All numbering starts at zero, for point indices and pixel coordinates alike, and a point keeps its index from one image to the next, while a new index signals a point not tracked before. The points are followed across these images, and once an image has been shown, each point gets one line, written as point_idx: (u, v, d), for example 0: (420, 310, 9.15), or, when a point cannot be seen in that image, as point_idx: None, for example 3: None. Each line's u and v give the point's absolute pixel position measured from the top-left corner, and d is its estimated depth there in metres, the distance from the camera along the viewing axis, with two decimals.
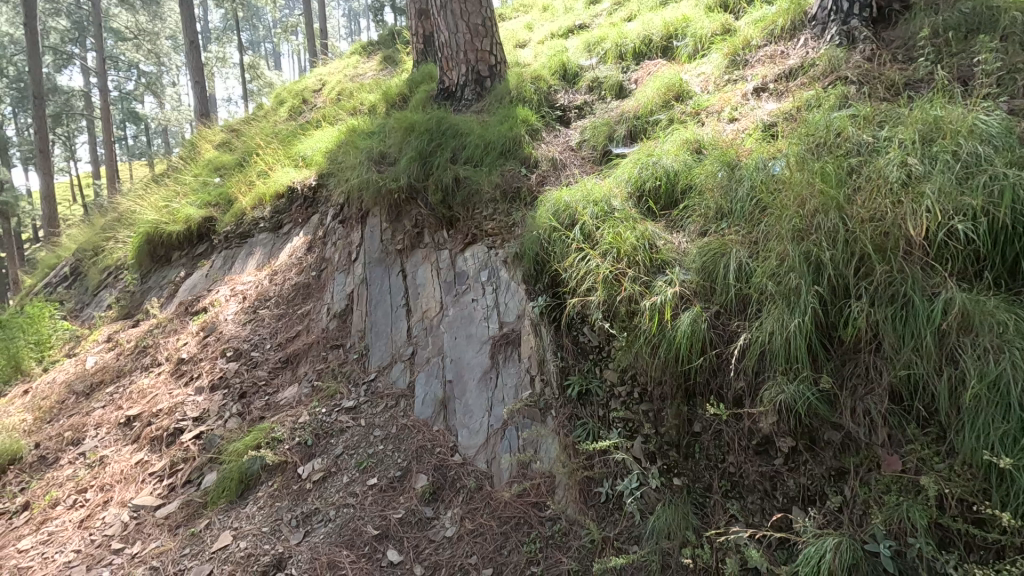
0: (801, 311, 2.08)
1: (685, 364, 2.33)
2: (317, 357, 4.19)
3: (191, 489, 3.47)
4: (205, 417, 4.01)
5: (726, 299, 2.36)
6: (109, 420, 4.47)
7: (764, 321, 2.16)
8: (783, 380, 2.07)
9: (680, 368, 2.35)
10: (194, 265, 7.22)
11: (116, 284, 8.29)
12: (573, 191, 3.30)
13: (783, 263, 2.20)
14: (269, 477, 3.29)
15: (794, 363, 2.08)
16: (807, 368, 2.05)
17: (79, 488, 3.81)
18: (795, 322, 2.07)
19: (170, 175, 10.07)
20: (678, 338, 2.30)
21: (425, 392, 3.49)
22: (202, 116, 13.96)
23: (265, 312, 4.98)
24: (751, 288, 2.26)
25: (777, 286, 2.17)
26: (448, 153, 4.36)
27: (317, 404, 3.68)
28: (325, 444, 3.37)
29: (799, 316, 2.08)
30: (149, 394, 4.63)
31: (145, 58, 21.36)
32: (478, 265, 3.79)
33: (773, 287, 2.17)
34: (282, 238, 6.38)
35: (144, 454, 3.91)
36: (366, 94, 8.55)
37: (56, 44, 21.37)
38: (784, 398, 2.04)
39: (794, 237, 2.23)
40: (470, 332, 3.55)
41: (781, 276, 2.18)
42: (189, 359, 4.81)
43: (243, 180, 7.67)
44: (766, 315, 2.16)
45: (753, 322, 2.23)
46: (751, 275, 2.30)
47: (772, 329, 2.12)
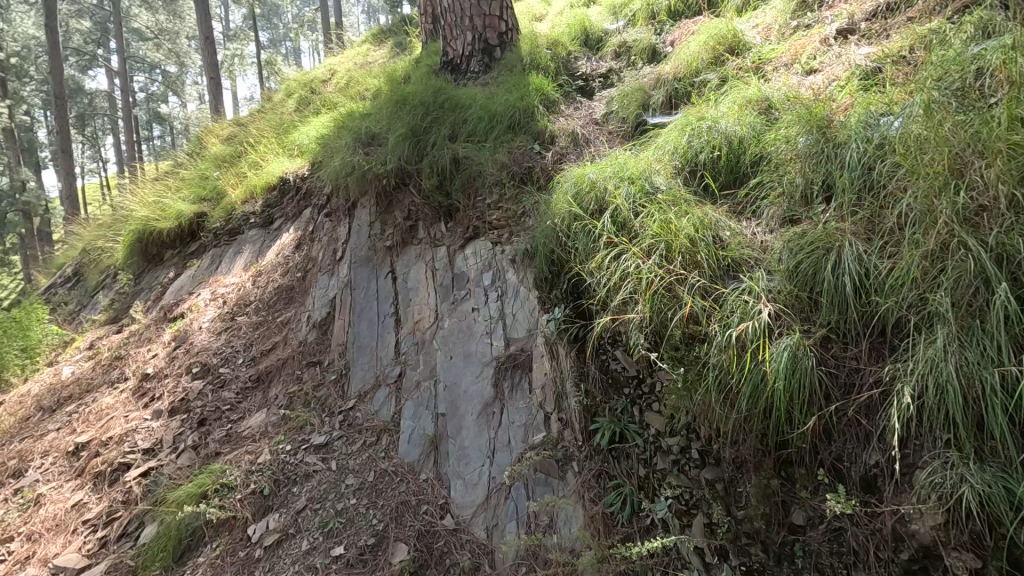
0: (995, 351, 1.44)
1: (796, 427, 1.67)
2: (291, 377, 3.47)
3: (124, 547, 2.82)
4: (157, 450, 3.34)
5: (845, 313, 1.74)
6: (58, 448, 3.83)
7: (921, 348, 1.55)
8: (963, 465, 1.42)
9: (786, 427, 1.69)
10: (184, 264, 6.57)
11: (109, 286, 7.67)
12: (601, 166, 2.54)
13: (951, 266, 1.57)
14: (213, 537, 2.61)
15: (988, 439, 1.43)
16: (1010, 449, 1.39)
17: (5, 536, 3.19)
18: (989, 370, 1.43)
19: (172, 170, 9.51)
20: (775, 383, 1.65)
21: (413, 427, 2.75)
22: (214, 111, 13.45)
23: (243, 320, 4.24)
24: (895, 302, 1.64)
25: (952, 304, 1.53)
26: (446, 130, 3.59)
27: (280, 440, 2.96)
28: (284, 494, 2.67)
29: (995, 359, 1.44)
30: (105, 416, 3.95)
31: (164, 57, 21.12)
32: (481, 266, 3.04)
33: (950, 309, 1.52)
34: (272, 234, 5.70)
35: (82, 495, 3.25)
36: (371, 79, 7.84)
37: (80, 46, 21.35)
38: (972, 494, 1.38)
39: (967, 225, 1.58)
40: (469, 350, 2.80)
41: (952, 286, 1.55)
42: (152, 375, 4.10)
43: (237, 172, 7.02)
44: (926, 343, 1.53)
45: (903, 360, 1.59)
46: (890, 280, 1.68)
47: (942, 375, 1.48)
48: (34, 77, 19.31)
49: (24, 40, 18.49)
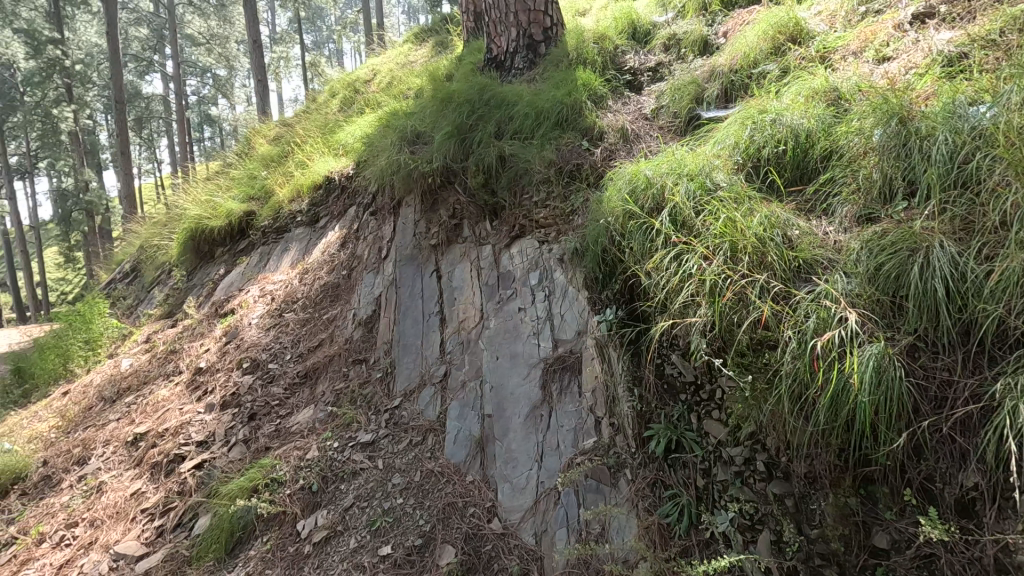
0: None
1: (880, 444, 1.56)
2: (337, 374, 3.51)
3: (179, 537, 2.90)
4: (209, 442, 3.42)
5: (936, 319, 1.62)
6: (118, 437, 3.99)
7: None
8: None
9: (868, 444, 1.59)
10: (234, 261, 6.76)
11: (164, 282, 7.96)
12: (656, 162, 2.47)
13: None
14: (264, 531, 2.66)
15: None
16: None
17: (70, 522, 3.34)
18: None
19: (223, 170, 9.80)
20: (859, 396, 1.55)
21: (459, 428, 2.73)
22: (261, 112, 13.82)
23: (290, 316, 4.32)
24: (999, 309, 1.52)
25: None
26: (492, 127, 3.56)
27: (328, 437, 2.99)
28: (332, 491, 2.69)
29: None
30: (161, 407, 4.09)
31: (215, 61, 21.89)
32: (528, 265, 2.99)
33: None
34: (318, 232, 5.79)
35: (141, 484, 3.37)
36: (413, 78, 7.88)
37: (138, 53, 22.35)
38: None
39: None
40: (515, 351, 2.76)
41: None
42: (205, 370, 4.21)
43: (285, 171, 7.17)
44: None
45: (1007, 373, 1.47)
46: (991, 284, 1.56)
47: None
48: (96, 82, 20.31)
49: (88, 49, 19.54)
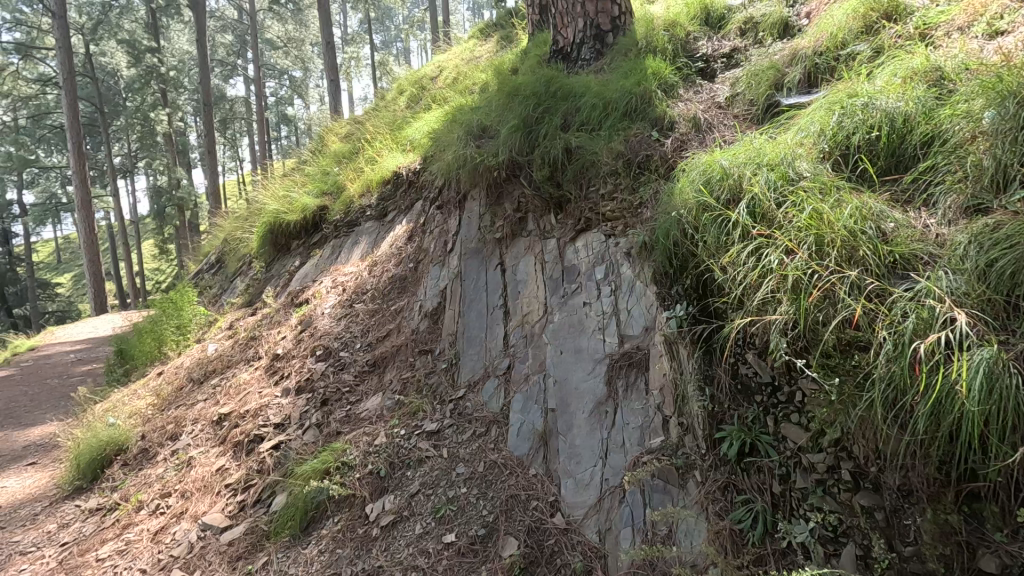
0: None
1: (990, 459, 1.42)
2: (404, 363, 3.61)
3: (259, 512, 3.08)
4: (286, 425, 3.62)
5: None
6: (205, 416, 4.29)
7: None
8: None
9: (975, 457, 1.44)
10: (308, 254, 7.09)
11: (246, 272, 8.47)
12: (733, 152, 2.38)
13: None
14: (336, 511, 2.77)
15: None
16: None
17: (164, 492, 3.63)
18: None
19: (298, 166, 10.30)
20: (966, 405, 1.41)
21: (522, 421, 2.73)
22: (334, 111, 14.38)
23: (360, 307, 4.48)
24: None
25: None
26: (558, 119, 3.52)
27: (395, 424, 3.09)
28: (399, 477, 2.77)
29: None
30: (243, 390, 4.36)
31: (292, 63, 22.99)
32: (593, 259, 2.94)
33: None
34: (386, 226, 5.97)
35: (225, 461, 3.61)
36: (479, 74, 7.94)
37: (223, 57, 23.83)
38: None
39: None
40: (580, 346, 2.72)
41: None
42: (282, 356, 4.45)
43: (355, 167, 7.42)
44: None
45: None
46: None
47: None
48: (187, 87, 21.85)
49: (180, 55, 21.07)
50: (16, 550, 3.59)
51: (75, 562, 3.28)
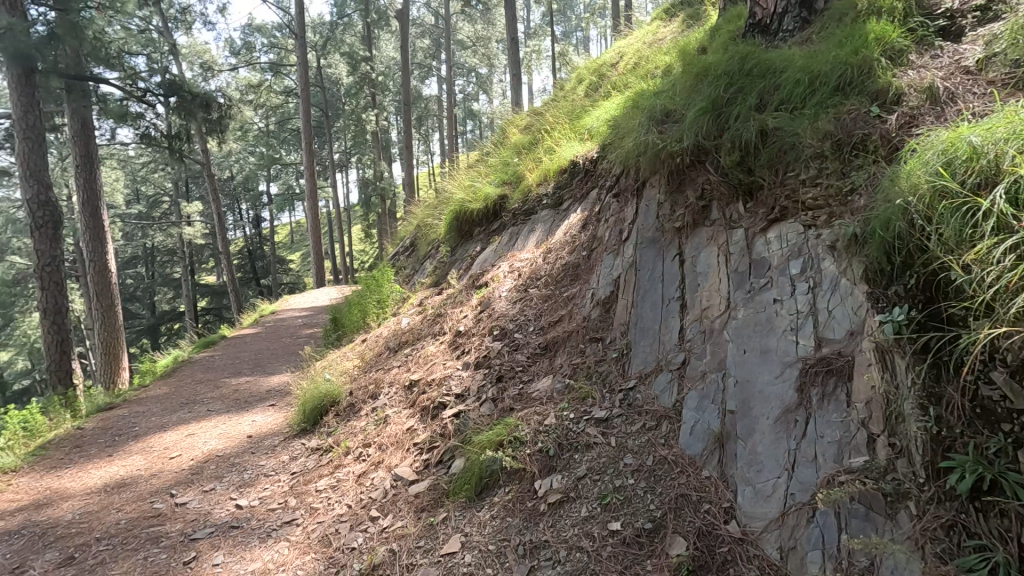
0: None
1: None
2: (575, 349, 3.67)
3: (440, 472, 3.42)
4: (466, 396, 3.94)
5: None
6: (399, 381, 4.87)
7: None
8: None
9: None
10: (488, 240, 7.56)
11: (434, 256, 9.36)
12: (987, 126, 1.96)
13: None
14: (507, 482, 2.95)
15: None
16: None
17: (366, 441, 4.23)
18: None
19: (482, 158, 10.98)
20: None
21: (696, 419, 2.62)
22: (516, 104, 15.04)
23: (534, 291, 4.66)
24: None
25: None
26: (753, 98, 3.22)
27: (565, 408, 3.18)
28: (567, 459, 2.84)
29: None
30: (430, 361, 4.85)
31: (480, 61, 24.53)
32: (788, 253, 2.67)
33: None
34: (561, 214, 6.10)
35: (414, 422, 4.06)
36: (662, 56, 7.62)
37: (422, 61, 26.33)
38: None
39: None
40: (767, 346, 2.50)
41: None
42: (464, 333, 4.84)
43: (534, 157, 7.66)
44: None
45: None
46: None
47: None
48: (392, 90, 24.63)
49: (388, 62, 23.80)
50: (262, 471, 4.49)
51: (301, 489, 3.99)
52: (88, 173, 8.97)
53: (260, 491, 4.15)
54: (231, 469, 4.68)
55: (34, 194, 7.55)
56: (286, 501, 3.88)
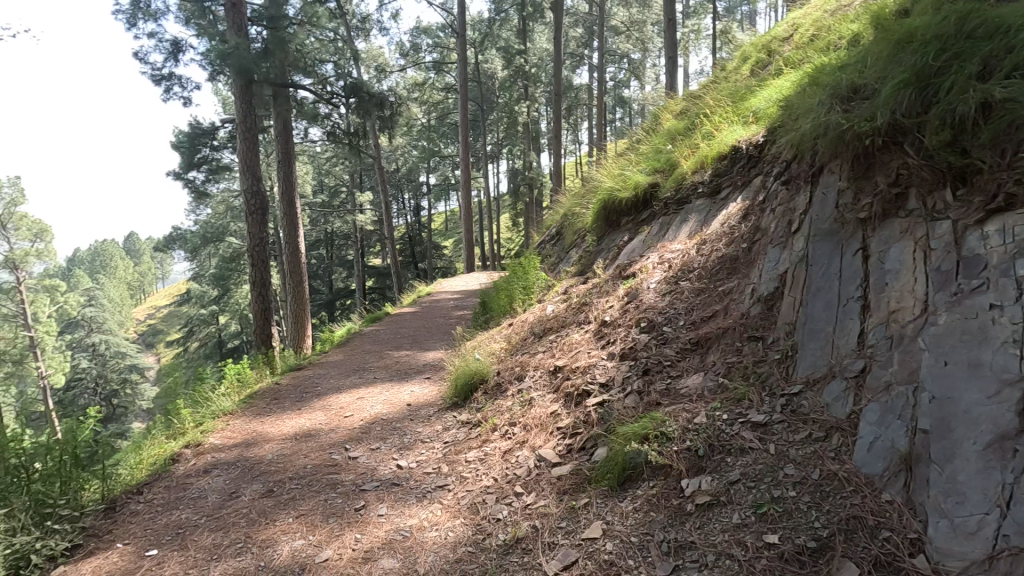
0: None
1: None
2: (730, 346, 3.45)
3: (583, 458, 3.46)
4: (610, 386, 3.93)
5: None
6: (544, 365, 5.00)
7: None
8: None
9: None
10: (636, 230, 7.35)
11: (580, 244, 9.37)
12: None
13: None
14: (652, 477, 2.89)
15: None
16: None
17: (512, 421, 4.43)
18: None
19: (632, 146, 10.69)
20: None
21: (877, 435, 2.33)
22: (670, 88, 14.36)
23: (686, 284, 4.46)
24: None
25: None
26: (974, 65, 2.70)
27: (718, 408, 3.02)
28: (718, 461, 2.70)
29: None
30: (574, 348, 4.91)
31: (634, 46, 23.81)
32: (1015, 250, 2.22)
33: None
34: (718, 204, 5.73)
35: (558, 407, 4.16)
36: (848, 24, 6.72)
37: (574, 49, 26.30)
38: None
39: None
40: (979, 360, 2.13)
41: None
42: (609, 323, 4.81)
43: (690, 143, 7.27)
44: None
45: None
46: None
47: None
48: (544, 80, 24.98)
49: (542, 54, 24.15)
50: (419, 437, 4.93)
51: (452, 458, 4.32)
52: (287, 168, 10.45)
53: (417, 455, 4.57)
54: (393, 432, 5.21)
55: (249, 186, 9.01)
56: (439, 468, 4.22)
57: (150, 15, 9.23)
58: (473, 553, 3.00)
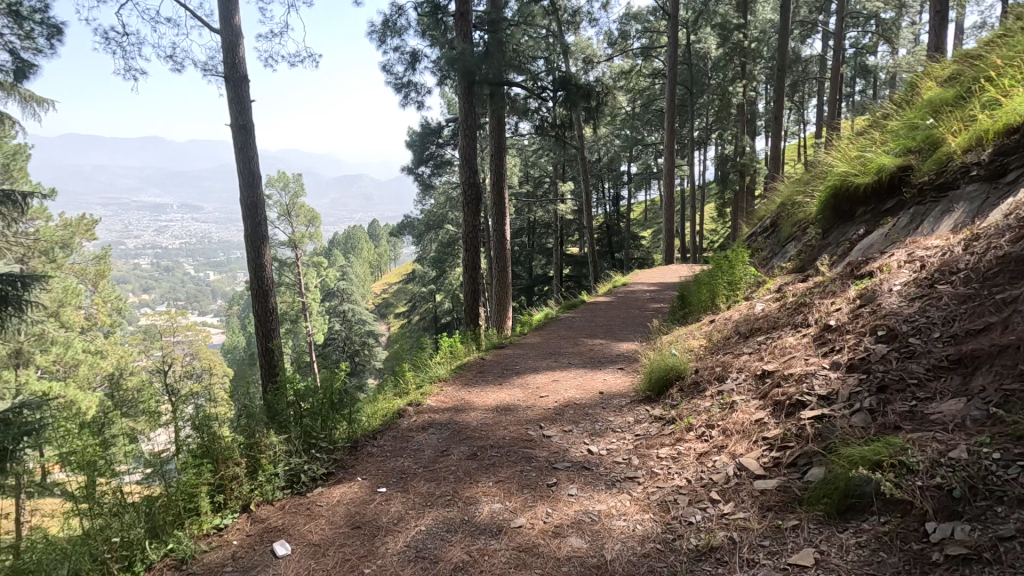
0: None
1: None
2: (1009, 370, 2.73)
3: (793, 475, 3.11)
4: (832, 399, 3.44)
5: None
6: (749, 368, 4.59)
7: None
8: None
9: None
10: (876, 222, 6.21)
11: (800, 237, 8.31)
12: None
13: None
14: (883, 511, 2.47)
15: None
16: None
17: (710, 423, 4.18)
18: None
19: (876, 122, 9.03)
20: None
21: None
22: (937, 49, 11.73)
23: (946, 288, 3.66)
24: None
25: None
26: None
27: (985, 445, 2.43)
28: (983, 509, 2.18)
29: None
30: (788, 353, 4.41)
31: (887, 2, 20.00)
32: None
33: None
34: (1000, 189, 4.54)
35: (764, 415, 3.80)
36: None
37: (806, 16, 23.14)
38: None
39: None
40: None
41: None
42: (835, 328, 4.20)
43: (962, 114, 5.84)
44: None
45: None
46: None
47: None
48: (766, 55, 22.52)
49: (765, 25, 21.75)
50: (611, 426, 4.96)
51: (643, 451, 4.25)
52: (499, 160, 11.25)
53: (607, 443, 4.61)
54: (585, 418, 5.32)
55: (467, 178, 9.94)
56: (629, 459, 4.19)
57: (396, 31, 10.72)
58: (662, 551, 2.92)
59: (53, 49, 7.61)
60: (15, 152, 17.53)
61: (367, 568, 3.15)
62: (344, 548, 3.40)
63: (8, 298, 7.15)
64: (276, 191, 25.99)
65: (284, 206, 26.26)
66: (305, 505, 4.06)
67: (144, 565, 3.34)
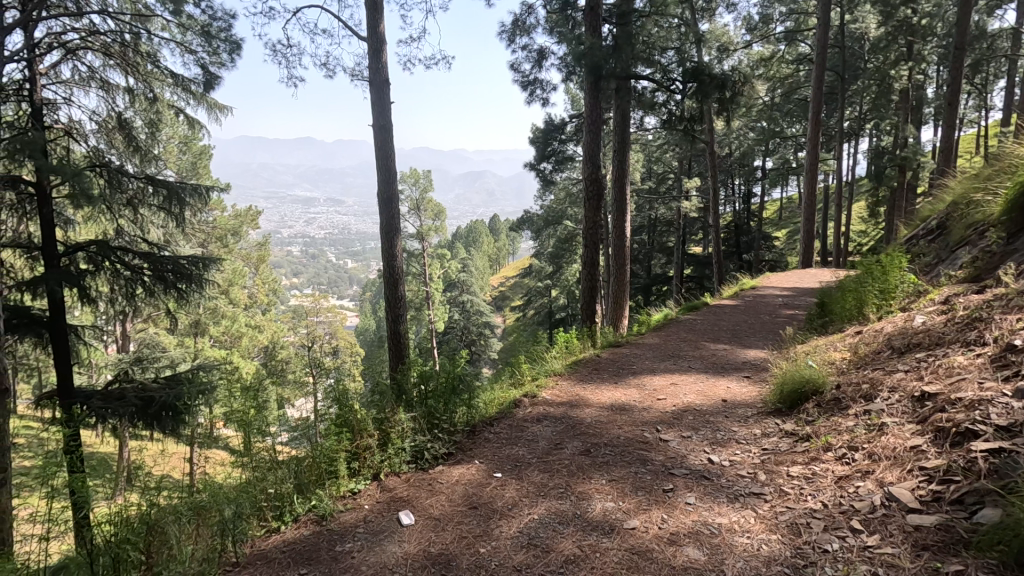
0: None
1: None
2: None
3: (958, 514, 2.70)
4: (1013, 430, 2.93)
5: None
6: (905, 388, 4.06)
7: None
8: None
9: None
10: None
11: (976, 242, 7.14)
12: None
13: None
14: None
15: None
16: None
17: (853, 444, 3.78)
18: None
19: None
20: None
21: None
22: None
23: None
24: None
25: None
26: None
27: None
28: None
29: None
30: (956, 373, 3.83)
31: None
32: None
33: None
34: None
35: (922, 443, 3.35)
36: None
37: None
38: None
39: None
40: None
41: None
42: (1021, 348, 3.58)
43: None
44: None
45: None
46: None
47: None
48: (940, 32, 19.56)
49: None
50: (734, 437, 4.67)
51: (772, 467, 3.96)
52: (622, 156, 11.01)
53: (731, 454, 4.35)
54: (705, 425, 5.06)
55: (589, 173, 9.84)
56: (755, 474, 3.92)
57: (525, 30, 10.92)
58: None
59: (233, 63, 8.80)
60: (201, 152, 20.55)
61: (482, 547, 3.29)
62: (461, 525, 3.58)
63: (193, 276, 8.44)
64: (408, 186, 27.78)
65: (414, 201, 28.01)
66: (428, 481, 4.32)
67: (292, 517, 3.77)
